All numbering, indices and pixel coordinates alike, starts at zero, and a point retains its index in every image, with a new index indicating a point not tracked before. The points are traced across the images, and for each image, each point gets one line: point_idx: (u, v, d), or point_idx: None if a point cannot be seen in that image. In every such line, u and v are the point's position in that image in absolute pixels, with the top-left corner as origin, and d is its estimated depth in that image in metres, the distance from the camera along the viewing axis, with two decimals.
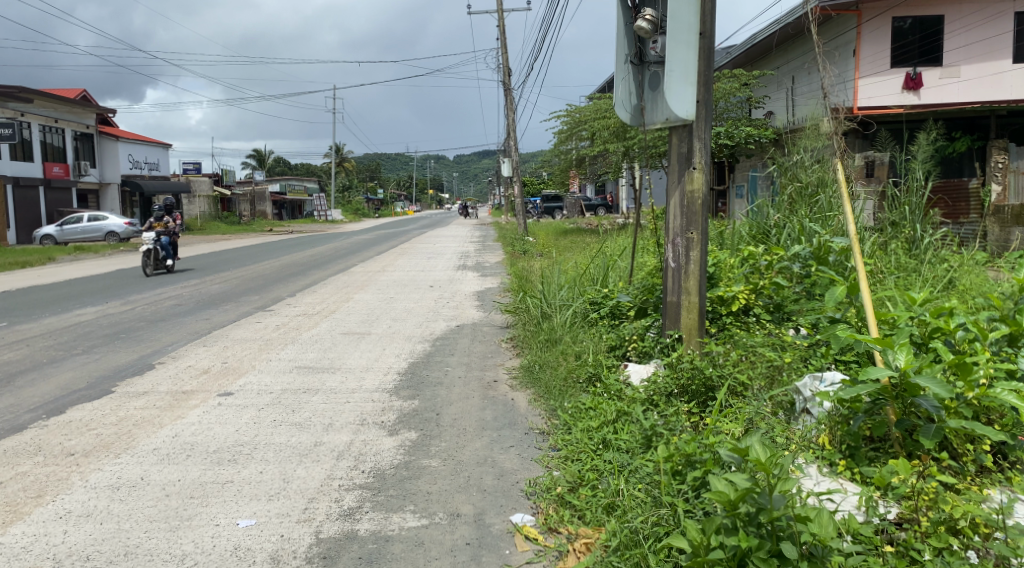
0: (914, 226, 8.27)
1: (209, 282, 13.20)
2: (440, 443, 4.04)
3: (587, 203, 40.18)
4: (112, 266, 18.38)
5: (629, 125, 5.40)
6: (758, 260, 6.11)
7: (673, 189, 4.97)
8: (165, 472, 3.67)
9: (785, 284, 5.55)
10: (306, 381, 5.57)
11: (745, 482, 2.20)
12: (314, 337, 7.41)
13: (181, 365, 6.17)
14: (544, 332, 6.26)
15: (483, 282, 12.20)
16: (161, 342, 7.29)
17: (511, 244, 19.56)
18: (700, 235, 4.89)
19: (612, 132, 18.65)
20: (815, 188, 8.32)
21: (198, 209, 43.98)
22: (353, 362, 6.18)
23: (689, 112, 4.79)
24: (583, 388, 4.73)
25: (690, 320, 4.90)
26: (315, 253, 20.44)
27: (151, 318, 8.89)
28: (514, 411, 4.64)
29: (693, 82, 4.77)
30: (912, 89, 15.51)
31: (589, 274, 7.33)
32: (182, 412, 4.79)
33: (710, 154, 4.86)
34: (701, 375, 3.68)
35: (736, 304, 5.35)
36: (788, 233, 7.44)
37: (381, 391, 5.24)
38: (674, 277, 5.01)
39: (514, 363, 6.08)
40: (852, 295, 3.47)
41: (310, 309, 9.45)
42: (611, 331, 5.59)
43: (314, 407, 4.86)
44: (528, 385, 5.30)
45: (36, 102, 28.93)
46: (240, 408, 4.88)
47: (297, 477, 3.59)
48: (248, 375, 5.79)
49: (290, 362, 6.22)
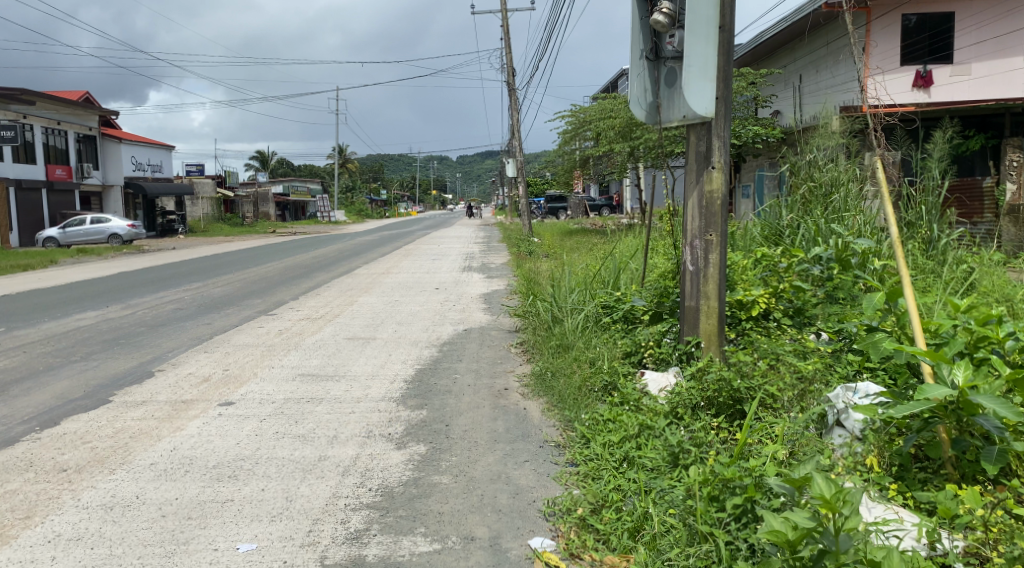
0: (932, 226, 8.04)
1: (212, 285, 13.03)
2: (451, 458, 3.85)
3: (591, 203, 39.95)
4: (115, 268, 18.24)
5: (645, 123, 5.18)
6: (777, 263, 5.89)
7: (691, 189, 4.77)
8: (162, 490, 3.48)
9: (807, 287, 5.33)
10: (309, 389, 5.38)
11: (805, 521, 2.04)
12: (318, 343, 7.22)
13: (181, 373, 5.98)
14: (555, 338, 6.07)
15: (490, 283, 11.99)
16: (162, 348, 7.11)
17: (516, 244, 19.36)
18: (719, 238, 4.70)
19: (618, 132, 18.42)
20: (828, 188, 8.07)
21: (202, 211, 43.86)
22: (358, 369, 5.99)
23: (708, 109, 4.55)
24: (599, 398, 4.52)
25: (710, 326, 4.69)
26: (319, 254, 20.25)
27: (152, 323, 8.71)
28: (527, 422, 4.44)
29: (712, 77, 4.55)
30: (922, 87, 15.31)
31: (599, 276, 7.13)
32: (181, 424, 4.60)
33: (729, 153, 4.68)
34: (728, 387, 3.49)
35: (755, 309, 5.13)
36: (802, 234, 7.24)
37: (388, 400, 5.05)
38: (692, 281, 4.80)
39: (524, 370, 5.89)
40: (891, 301, 3.28)
41: (313, 312, 9.26)
42: (626, 337, 5.38)
43: (318, 418, 4.66)
44: (541, 394, 5.11)
45: (39, 104, 28.83)
46: (241, 419, 4.69)
47: (301, 495, 3.40)
48: (250, 383, 5.60)
49: (293, 369, 6.03)
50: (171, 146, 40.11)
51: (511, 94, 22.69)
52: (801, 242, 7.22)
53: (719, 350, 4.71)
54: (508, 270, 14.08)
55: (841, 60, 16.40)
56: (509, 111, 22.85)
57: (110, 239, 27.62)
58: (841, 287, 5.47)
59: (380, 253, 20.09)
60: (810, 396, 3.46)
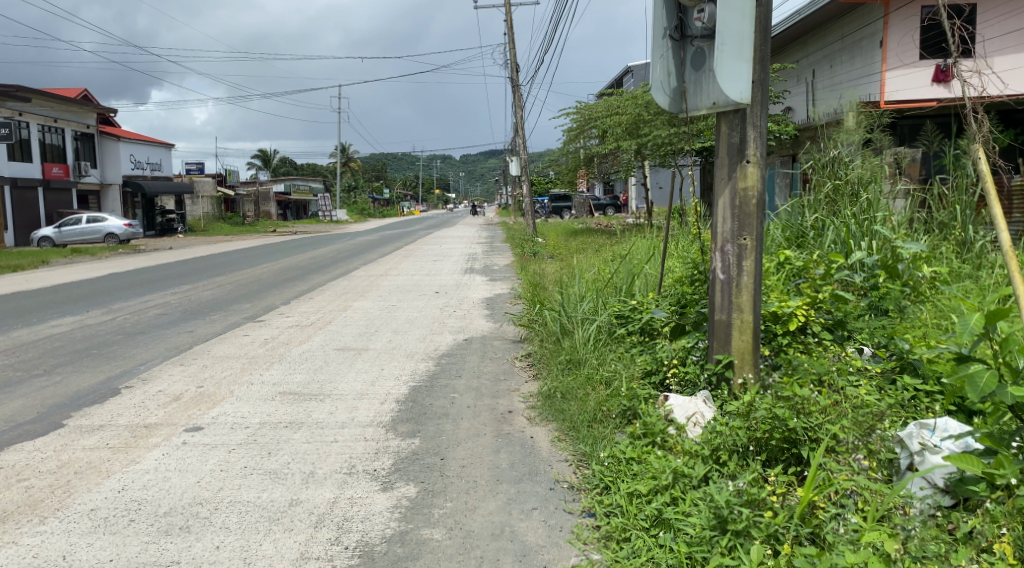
0: (965, 227, 7.44)
1: (201, 287, 12.43)
2: (444, 504, 3.25)
3: (597, 203, 39.41)
4: (107, 269, 17.71)
5: (666, 111, 4.55)
6: (810, 269, 5.30)
7: (722, 186, 4.17)
8: (96, 548, 2.90)
9: (850, 298, 4.75)
10: (289, 412, 4.79)
11: None
12: (305, 354, 6.62)
13: (149, 391, 5.39)
14: (564, 351, 5.46)
15: (492, 287, 11.36)
16: (134, 360, 6.52)
17: (519, 245, 18.77)
18: (754, 242, 4.10)
19: (624, 129, 17.70)
20: (856, 186, 7.37)
21: (202, 210, 43.34)
22: (345, 387, 5.38)
23: (743, 94, 3.95)
24: (619, 426, 3.98)
25: (743, 343, 4.11)
26: (317, 255, 19.65)
27: (129, 331, 8.11)
28: (533, 456, 3.83)
29: (748, 59, 3.95)
30: (942, 81, 14.64)
31: (611, 282, 6.55)
32: (136, 456, 4.00)
33: (765, 145, 4.10)
34: (782, 427, 2.84)
35: (793, 323, 4.47)
36: (831, 238, 6.61)
37: (376, 426, 4.45)
38: (723, 292, 4.19)
39: (529, 389, 5.25)
40: (990, 326, 2.72)
41: (304, 319, 8.66)
42: (644, 354, 4.80)
43: (294, 449, 4.07)
44: (550, 418, 4.48)
45: (35, 101, 28.37)
46: (206, 450, 4.09)
47: (261, 557, 2.82)
48: (224, 403, 5.01)
49: (273, 387, 5.43)
50: (170, 145, 39.49)
51: (515, 91, 22.09)
52: (831, 247, 6.60)
53: (754, 370, 4.11)
54: (512, 272, 13.47)
55: (857, 54, 15.80)
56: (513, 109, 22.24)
57: (107, 238, 27.11)
58: (886, 297, 4.89)
59: (379, 254, 19.50)
60: (876, 437, 2.86)
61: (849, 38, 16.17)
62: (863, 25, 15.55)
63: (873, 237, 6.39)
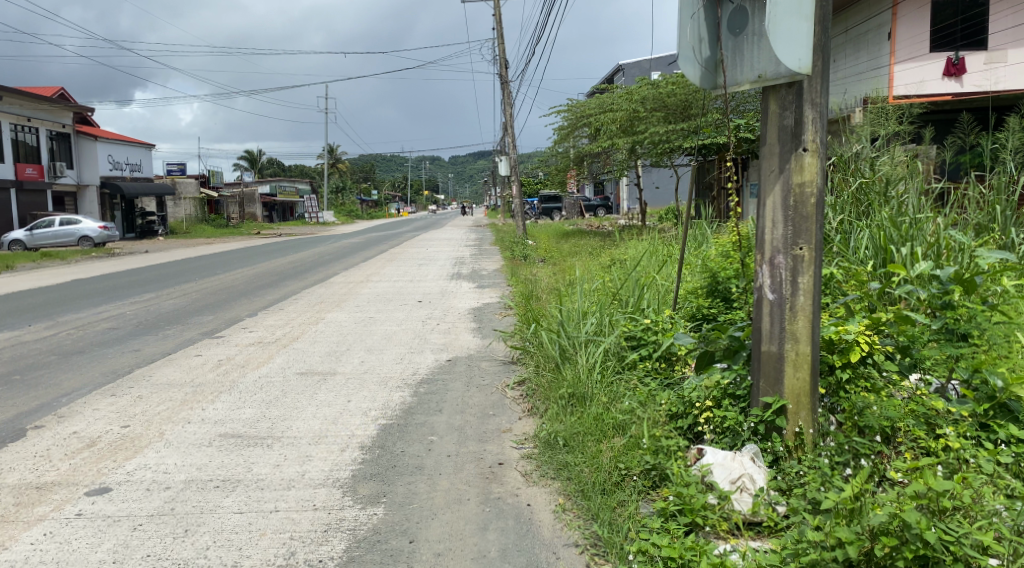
0: (1008, 230, 6.38)
1: (165, 296, 11.41)
2: None
3: (587, 203, 38.82)
4: (70, 275, 16.53)
5: (697, 85, 3.66)
6: (862, 284, 4.44)
7: (771, 181, 3.27)
8: None
9: (918, 320, 3.77)
10: (224, 465, 3.82)
11: None
12: (262, 381, 5.65)
13: (60, 433, 4.41)
14: (563, 384, 4.41)
15: (479, 296, 10.41)
16: (59, 388, 5.54)
17: (509, 247, 17.85)
18: (813, 251, 3.20)
19: (619, 127, 16.70)
20: (882, 185, 6.39)
21: (184, 212, 42.12)
22: (301, 428, 4.42)
23: (802, 62, 3.05)
24: (644, 494, 3.13)
25: (799, 382, 3.22)
26: (298, 259, 18.60)
27: (67, 350, 7.10)
28: (532, 538, 2.91)
29: (808, 16, 3.07)
30: (954, 75, 13.71)
31: (617, 295, 5.60)
32: (9, 536, 3.04)
33: (827, 130, 3.18)
34: (912, 543, 2.04)
35: (854, 353, 3.48)
36: (866, 244, 5.52)
37: (331, 487, 3.51)
38: (773, 316, 3.28)
39: (523, 430, 4.30)
40: None
41: (268, 335, 7.67)
42: (667, 391, 3.95)
43: (219, 525, 3.11)
44: (551, 475, 3.54)
45: (5, 99, 27.04)
46: (104, 526, 3.11)
47: None
48: (146, 452, 4.03)
49: (213, 427, 4.46)
50: (151, 145, 38.18)
51: (505, 87, 21.15)
52: (868, 256, 5.51)
53: (811, 418, 3.25)
54: (501, 279, 12.50)
55: (863, 46, 15.01)
56: (502, 107, 21.29)
57: (80, 241, 25.95)
58: (964, 320, 3.93)
59: (364, 258, 18.54)
60: None
61: (852, 31, 15.45)
62: (870, 17, 14.81)
63: (918, 241, 5.31)
